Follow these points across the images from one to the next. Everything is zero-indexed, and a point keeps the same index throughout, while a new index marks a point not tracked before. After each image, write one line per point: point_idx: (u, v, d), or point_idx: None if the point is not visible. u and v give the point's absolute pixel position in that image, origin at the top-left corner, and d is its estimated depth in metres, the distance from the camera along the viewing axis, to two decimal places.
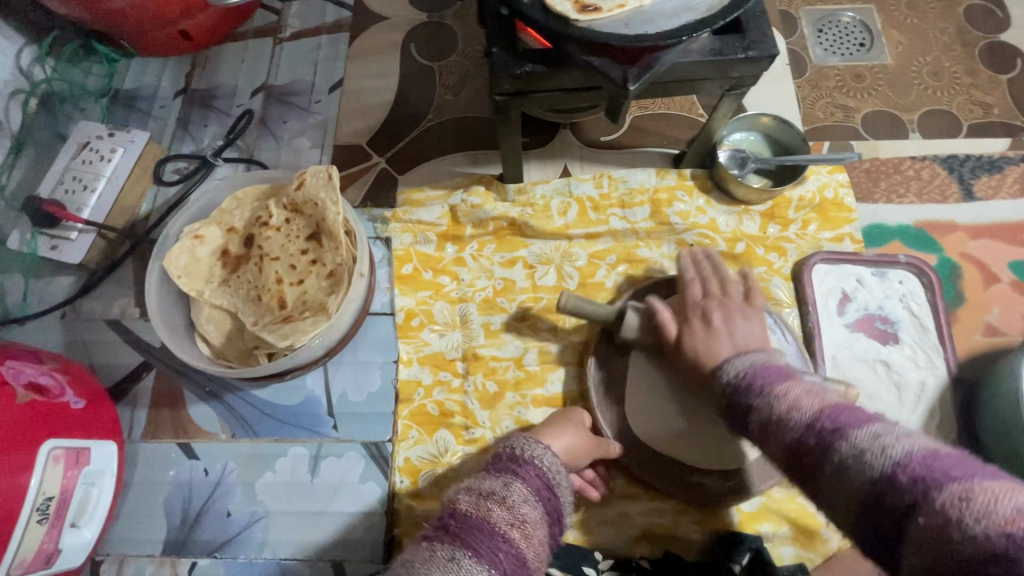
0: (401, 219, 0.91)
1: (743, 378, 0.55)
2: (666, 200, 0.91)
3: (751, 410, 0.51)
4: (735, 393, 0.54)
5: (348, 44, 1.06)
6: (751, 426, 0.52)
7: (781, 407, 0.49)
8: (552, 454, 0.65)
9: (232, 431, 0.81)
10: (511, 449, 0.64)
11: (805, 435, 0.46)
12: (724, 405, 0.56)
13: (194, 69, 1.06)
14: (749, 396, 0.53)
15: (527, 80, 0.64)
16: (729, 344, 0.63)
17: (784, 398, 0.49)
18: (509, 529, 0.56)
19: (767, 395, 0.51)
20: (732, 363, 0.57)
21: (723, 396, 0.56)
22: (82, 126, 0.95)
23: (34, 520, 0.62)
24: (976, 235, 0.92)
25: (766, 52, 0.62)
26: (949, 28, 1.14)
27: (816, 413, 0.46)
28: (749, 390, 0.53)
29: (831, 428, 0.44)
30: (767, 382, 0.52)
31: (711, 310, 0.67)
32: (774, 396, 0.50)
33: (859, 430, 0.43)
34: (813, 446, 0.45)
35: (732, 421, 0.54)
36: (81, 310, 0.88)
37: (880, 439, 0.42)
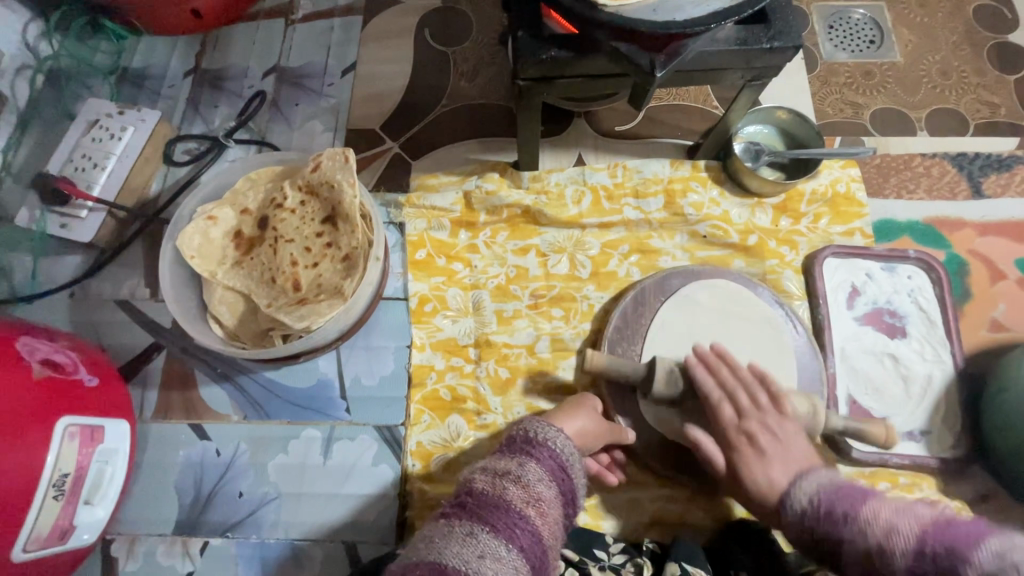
0: (415, 204, 0.91)
1: (815, 512, 0.60)
2: (680, 190, 0.91)
3: (844, 531, 0.55)
4: (815, 522, 0.59)
5: (361, 27, 1.05)
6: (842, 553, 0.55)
7: (879, 533, 0.52)
8: (566, 437, 0.66)
9: (244, 413, 0.81)
10: (525, 431, 0.65)
11: (914, 563, 0.47)
12: (804, 534, 0.60)
13: (204, 49, 1.04)
14: (835, 512, 0.57)
15: (552, 65, 0.64)
16: (781, 466, 0.67)
17: (877, 525, 0.53)
18: (525, 506, 0.57)
19: (858, 526, 0.54)
20: (796, 495, 0.63)
21: (799, 524, 0.61)
22: (92, 105, 0.94)
23: (51, 496, 0.62)
24: (984, 232, 0.93)
25: (791, 42, 0.62)
26: (958, 27, 1.15)
27: (919, 531, 0.49)
28: (833, 521, 0.57)
29: (940, 550, 0.46)
30: (849, 510, 0.56)
31: (756, 434, 0.69)
32: (866, 520, 0.54)
33: (978, 551, 0.44)
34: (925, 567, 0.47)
35: (807, 552, 0.60)
36: (90, 290, 0.88)
37: (1005, 556, 0.43)
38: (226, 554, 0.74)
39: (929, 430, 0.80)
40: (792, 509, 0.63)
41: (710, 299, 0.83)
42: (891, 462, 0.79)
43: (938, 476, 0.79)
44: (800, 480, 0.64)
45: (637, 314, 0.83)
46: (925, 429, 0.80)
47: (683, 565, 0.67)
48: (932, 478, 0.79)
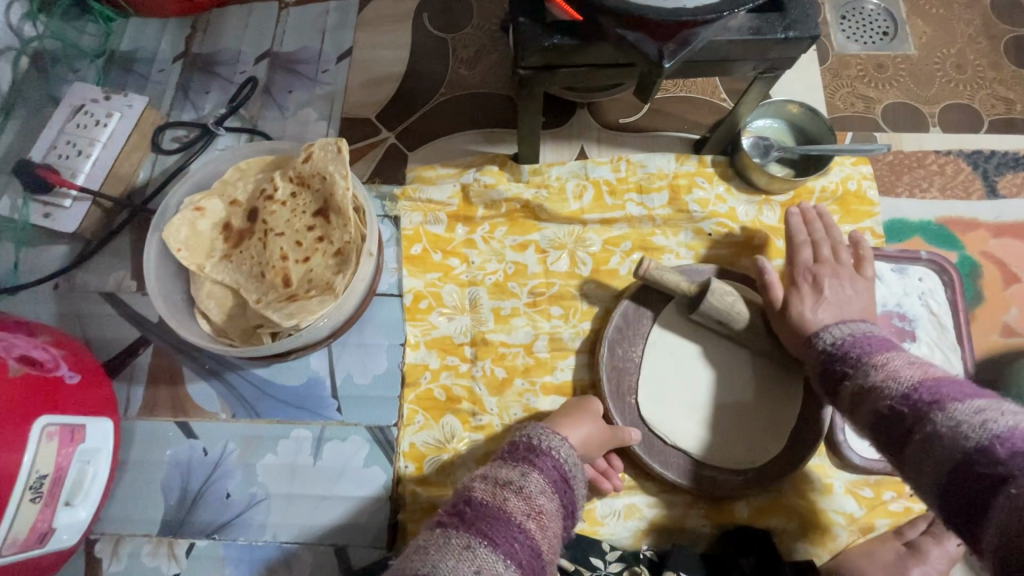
0: (410, 197, 0.88)
1: (838, 345, 0.64)
2: (685, 186, 0.88)
3: (846, 378, 0.60)
4: (829, 359, 0.64)
5: (357, 11, 1.01)
6: (845, 386, 0.60)
7: (882, 376, 0.56)
8: (569, 446, 0.64)
9: (232, 411, 0.79)
10: (528, 439, 0.63)
11: (900, 402, 0.53)
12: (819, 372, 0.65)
13: (195, 32, 1.00)
14: (847, 355, 0.62)
15: (555, 53, 0.61)
16: (832, 310, 0.71)
17: (880, 368, 0.57)
18: (525, 519, 0.54)
19: (868, 364, 0.59)
20: (828, 332, 0.67)
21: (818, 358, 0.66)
22: (78, 89, 0.91)
23: (28, 499, 0.59)
24: (998, 233, 0.90)
25: (808, 33, 0.59)
26: (975, 19, 1.11)
27: (917, 382, 0.53)
28: (847, 355, 0.62)
29: (927, 399, 0.51)
30: (864, 350, 0.61)
31: (822, 274, 0.74)
32: (874, 364, 0.58)
33: (959, 404, 0.49)
34: (904, 413, 0.52)
35: (827, 382, 0.63)
36: (75, 282, 0.85)
37: (980, 414, 0.47)
38: (214, 555, 0.73)
39: None
40: (818, 344, 0.67)
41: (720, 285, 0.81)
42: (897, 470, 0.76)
43: None
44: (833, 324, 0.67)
45: (639, 314, 0.80)
46: None
47: (682, 574, 0.68)
48: None
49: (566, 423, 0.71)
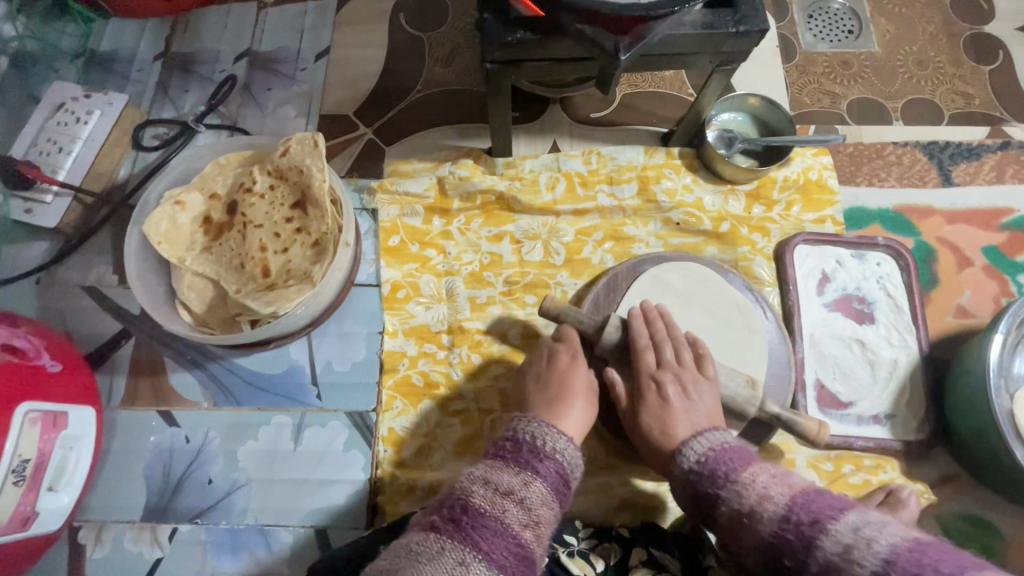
0: (387, 190, 0.90)
1: (704, 464, 0.61)
2: (654, 177, 0.91)
3: (721, 502, 0.58)
4: (699, 478, 0.61)
5: (336, 11, 1.04)
6: (721, 511, 0.58)
7: (750, 500, 0.55)
8: (572, 445, 0.62)
9: (214, 400, 0.80)
10: (532, 440, 0.61)
11: (782, 528, 0.52)
12: (691, 491, 0.62)
13: (174, 32, 1.02)
14: (717, 472, 0.60)
15: (518, 48, 0.64)
16: (684, 420, 0.68)
17: (751, 488, 0.56)
18: (521, 530, 0.54)
19: (734, 483, 0.57)
20: (691, 450, 0.63)
21: (685, 478, 0.63)
22: (58, 88, 0.93)
23: (11, 482, 0.61)
24: (953, 220, 0.94)
25: (757, 27, 0.62)
26: (935, 18, 1.16)
27: (789, 500, 0.53)
28: (709, 477, 0.60)
29: (806, 520, 0.51)
30: (732, 468, 0.59)
31: (665, 382, 0.70)
32: (745, 483, 0.57)
33: (837, 523, 0.49)
34: (792, 540, 0.51)
35: (697, 507, 0.61)
36: (57, 277, 0.86)
37: (859, 532, 0.47)
38: (196, 541, 0.74)
39: (895, 414, 0.82)
40: (682, 469, 0.63)
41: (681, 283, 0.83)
42: (856, 445, 0.80)
43: (901, 459, 0.80)
44: (689, 440, 0.64)
45: (610, 299, 0.83)
46: (891, 413, 0.82)
47: (650, 549, 0.69)
48: (897, 460, 0.81)
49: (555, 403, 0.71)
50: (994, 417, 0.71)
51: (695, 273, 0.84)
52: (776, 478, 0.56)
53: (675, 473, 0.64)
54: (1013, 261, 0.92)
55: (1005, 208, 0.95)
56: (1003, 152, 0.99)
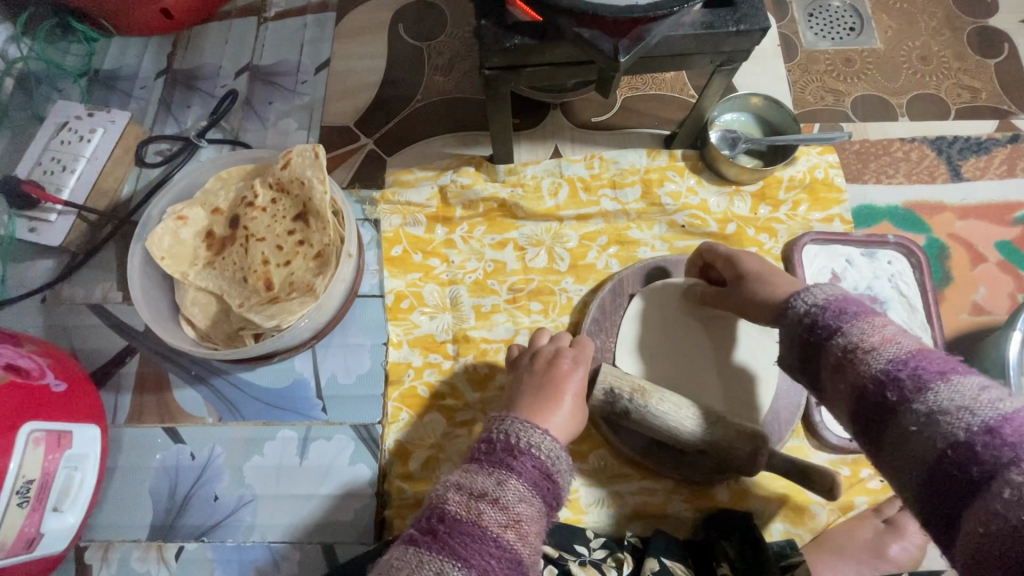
0: (389, 200, 0.90)
1: (829, 300, 0.54)
2: (657, 180, 0.91)
3: (837, 337, 0.51)
4: (818, 313, 0.54)
5: (335, 24, 1.04)
6: (833, 346, 0.51)
7: (875, 342, 0.49)
8: (551, 438, 0.60)
9: (219, 415, 0.80)
10: (506, 437, 0.59)
11: (895, 368, 0.47)
12: (803, 325, 0.55)
13: (176, 49, 1.03)
14: (844, 311, 0.52)
15: (517, 54, 0.63)
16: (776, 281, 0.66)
17: (878, 331, 0.50)
18: (500, 531, 0.53)
19: (862, 324, 0.51)
20: (812, 293, 0.56)
21: (802, 313, 0.55)
22: (61, 107, 0.93)
23: (16, 503, 0.60)
24: (964, 215, 0.92)
25: (758, 25, 0.62)
26: (938, 12, 1.15)
27: (915, 351, 0.48)
28: (834, 313, 0.53)
29: (930, 369, 0.45)
30: (862, 312, 0.52)
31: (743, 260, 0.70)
32: (875, 327, 0.51)
33: (962, 378, 0.44)
34: (903, 380, 0.46)
35: (806, 342, 0.54)
36: (62, 295, 0.86)
37: (985, 391, 0.43)
38: (202, 558, 0.73)
39: None
40: (794, 314, 0.56)
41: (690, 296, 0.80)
42: None
43: None
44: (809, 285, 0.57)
45: (616, 305, 0.82)
46: None
47: (662, 559, 0.67)
48: None
49: (548, 402, 0.67)
50: None
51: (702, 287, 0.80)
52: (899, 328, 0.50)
53: (786, 313, 0.58)
54: None
55: (1017, 202, 0.93)
56: (1012, 145, 0.98)
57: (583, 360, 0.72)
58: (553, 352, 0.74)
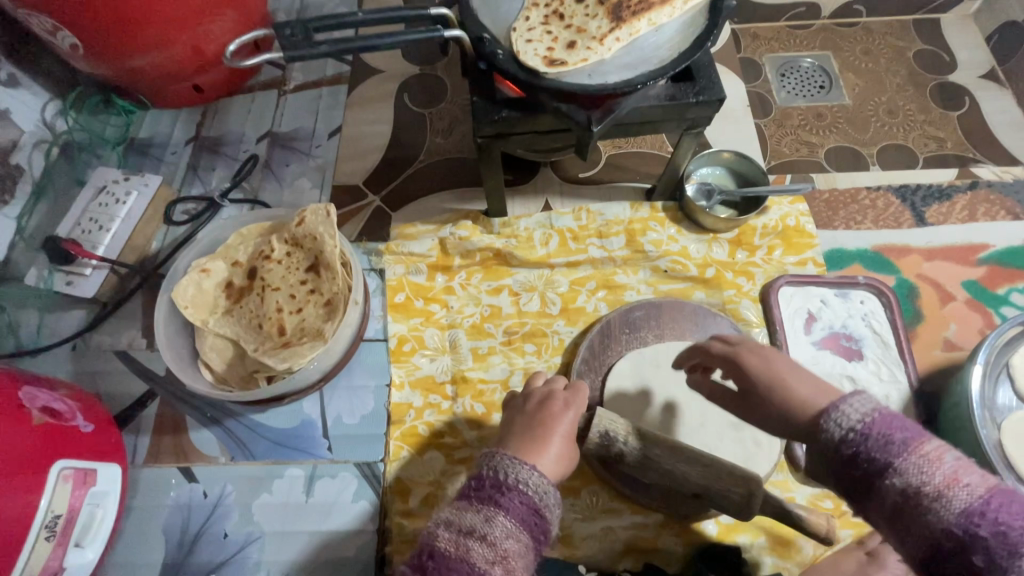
0: (394, 252, 0.97)
1: (869, 424, 0.46)
2: (640, 230, 0.98)
3: (891, 476, 0.44)
4: (861, 441, 0.46)
5: (347, 94, 1.16)
6: (887, 486, 0.44)
7: (939, 483, 0.42)
8: (538, 473, 0.64)
9: (231, 454, 0.85)
10: (494, 474, 0.63)
11: (963, 525, 0.41)
12: (840, 456, 0.47)
13: (204, 119, 1.15)
14: (891, 442, 0.45)
15: (505, 124, 0.72)
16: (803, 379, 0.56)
17: (939, 465, 0.43)
18: (488, 567, 0.56)
19: (918, 456, 0.44)
20: (845, 409, 0.48)
21: (839, 437, 0.48)
22: (100, 172, 1.03)
23: (43, 537, 0.65)
24: (930, 257, 0.98)
25: (715, 96, 0.70)
26: (901, 71, 1.25)
27: (987, 493, 0.41)
28: (880, 443, 0.45)
29: (1006, 522, 0.40)
30: (910, 438, 0.45)
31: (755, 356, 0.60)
32: (928, 457, 0.44)
33: None
34: (988, 540, 0.40)
35: (851, 479, 0.47)
36: (91, 342, 0.93)
37: None
38: None
39: None
40: (832, 432, 0.48)
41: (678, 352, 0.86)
42: None
43: None
44: (844, 398, 0.49)
45: (604, 345, 0.88)
46: None
47: None
48: None
49: (540, 442, 0.70)
50: (983, 448, 0.73)
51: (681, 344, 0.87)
52: (949, 450, 0.44)
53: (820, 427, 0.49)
54: (994, 294, 0.96)
55: (980, 244, 1.00)
56: (973, 192, 1.06)
57: (574, 404, 0.75)
58: (545, 394, 0.77)
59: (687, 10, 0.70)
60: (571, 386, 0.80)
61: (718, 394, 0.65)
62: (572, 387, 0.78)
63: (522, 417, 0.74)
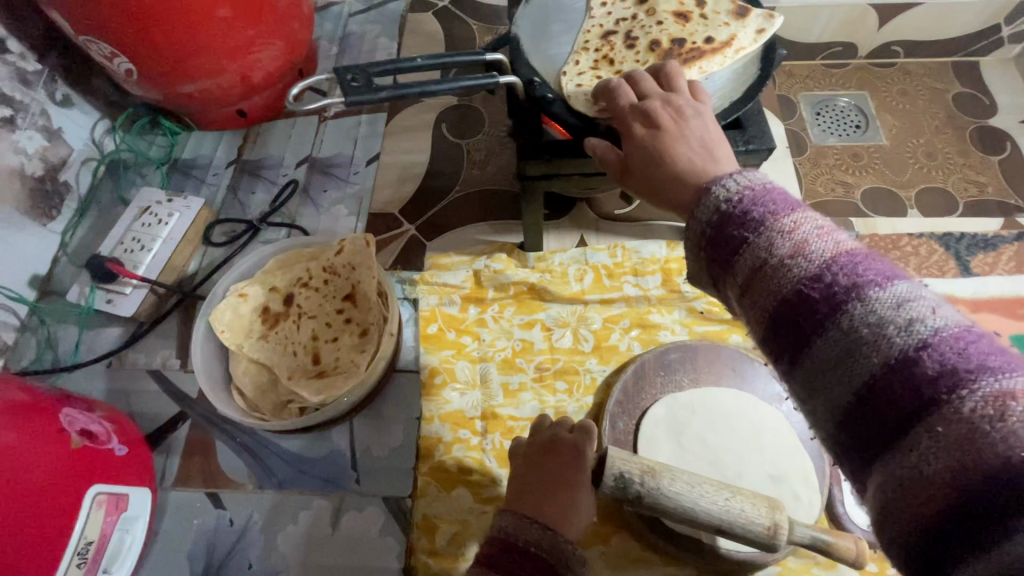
0: (428, 282, 0.98)
1: (740, 199, 0.44)
2: (677, 270, 0.97)
3: (744, 249, 0.42)
4: (727, 220, 0.44)
5: (386, 122, 1.17)
6: (742, 261, 0.42)
7: (786, 253, 0.40)
8: (552, 533, 0.61)
9: (259, 482, 0.84)
10: (503, 540, 0.60)
11: (808, 291, 0.39)
12: (705, 236, 0.45)
13: (246, 142, 1.17)
14: (750, 219, 0.42)
15: (551, 165, 0.72)
16: (684, 141, 0.56)
17: (790, 235, 0.41)
18: None
19: (772, 226, 0.41)
20: (727, 184, 0.45)
21: (711, 214, 0.45)
22: (145, 193, 1.05)
23: (75, 564, 0.65)
24: (976, 308, 0.96)
25: (764, 145, 0.70)
26: (939, 112, 1.24)
27: (829, 259, 0.39)
28: (740, 217, 0.43)
29: (845, 283, 0.38)
30: (769, 212, 0.42)
31: (656, 111, 0.59)
32: (781, 228, 0.41)
33: (885, 295, 0.37)
34: (817, 303, 0.38)
35: (717, 255, 0.44)
36: (126, 361, 0.94)
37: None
38: None
39: None
40: (710, 204, 0.45)
41: (715, 400, 0.84)
42: None
43: None
44: (730, 174, 0.46)
45: (638, 387, 0.86)
46: None
47: None
48: None
49: (554, 493, 0.65)
50: None
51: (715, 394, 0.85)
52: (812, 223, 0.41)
53: (695, 211, 0.47)
54: None
55: None
56: (1019, 243, 1.03)
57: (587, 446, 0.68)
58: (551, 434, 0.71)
59: (736, 60, 0.70)
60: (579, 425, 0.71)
61: (616, 159, 0.61)
62: (579, 425, 0.71)
63: (538, 466, 0.69)
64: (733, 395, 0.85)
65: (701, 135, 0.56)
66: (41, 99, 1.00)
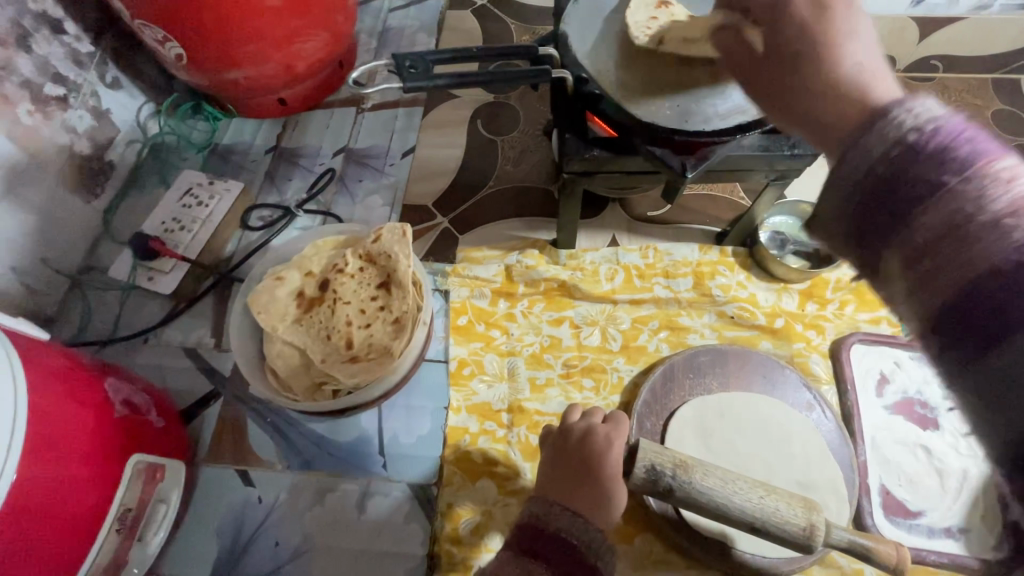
0: (459, 274, 0.99)
1: (933, 137, 0.36)
2: (708, 273, 0.97)
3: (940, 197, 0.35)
4: (911, 156, 0.36)
5: (422, 116, 1.19)
6: (927, 218, 0.35)
7: (1000, 210, 0.33)
8: (582, 521, 0.63)
9: (287, 462, 0.85)
10: (534, 524, 0.63)
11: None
12: (876, 179, 0.38)
13: (285, 130, 1.20)
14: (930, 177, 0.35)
15: (594, 162, 0.72)
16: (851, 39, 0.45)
17: (1005, 189, 0.33)
18: None
19: (982, 179, 0.34)
20: (914, 109, 0.37)
21: (888, 147, 0.37)
22: (186, 175, 1.08)
23: (114, 529, 0.67)
24: None
25: (809, 151, 0.70)
26: None
27: None
28: (932, 159, 0.35)
29: None
30: (977, 156, 0.34)
31: None
32: (997, 178, 0.33)
33: None
34: None
35: (887, 201, 0.37)
36: (162, 337, 0.97)
37: None
38: None
39: (969, 529, 0.79)
40: (890, 134, 0.37)
41: (743, 405, 0.84)
42: (929, 559, 0.77)
43: None
44: (921, 98, 0.38)
45: (666, 389, 0.86)
46: (964, 527, 0.79)
47: None
48: None
49: (583, 481, 0.67)
50: None
51: (744, 399, 0.84)
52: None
53: (861, 141, 0.39)
54: None
55: None
56: None
57: (618, 437, 0.70)
58: (585, 428, 0.72)
59: None
60: (610, 417, 0.75)
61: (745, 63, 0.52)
62: (613, 417, 0.74)
63: (566, 456, 0.71)
64: (762, 401, 0.84)
65: (866, 45, 0.45)
66: (92, 80, 1.03)
